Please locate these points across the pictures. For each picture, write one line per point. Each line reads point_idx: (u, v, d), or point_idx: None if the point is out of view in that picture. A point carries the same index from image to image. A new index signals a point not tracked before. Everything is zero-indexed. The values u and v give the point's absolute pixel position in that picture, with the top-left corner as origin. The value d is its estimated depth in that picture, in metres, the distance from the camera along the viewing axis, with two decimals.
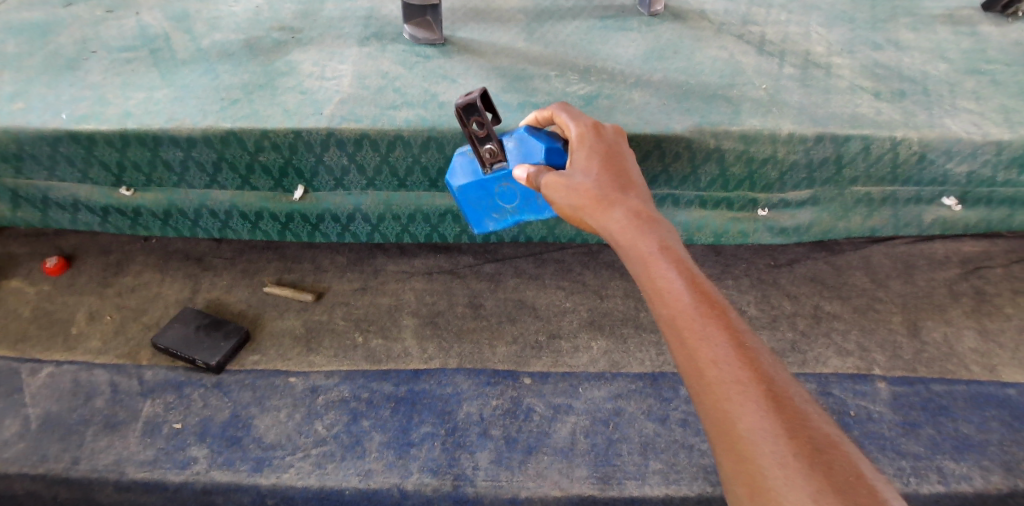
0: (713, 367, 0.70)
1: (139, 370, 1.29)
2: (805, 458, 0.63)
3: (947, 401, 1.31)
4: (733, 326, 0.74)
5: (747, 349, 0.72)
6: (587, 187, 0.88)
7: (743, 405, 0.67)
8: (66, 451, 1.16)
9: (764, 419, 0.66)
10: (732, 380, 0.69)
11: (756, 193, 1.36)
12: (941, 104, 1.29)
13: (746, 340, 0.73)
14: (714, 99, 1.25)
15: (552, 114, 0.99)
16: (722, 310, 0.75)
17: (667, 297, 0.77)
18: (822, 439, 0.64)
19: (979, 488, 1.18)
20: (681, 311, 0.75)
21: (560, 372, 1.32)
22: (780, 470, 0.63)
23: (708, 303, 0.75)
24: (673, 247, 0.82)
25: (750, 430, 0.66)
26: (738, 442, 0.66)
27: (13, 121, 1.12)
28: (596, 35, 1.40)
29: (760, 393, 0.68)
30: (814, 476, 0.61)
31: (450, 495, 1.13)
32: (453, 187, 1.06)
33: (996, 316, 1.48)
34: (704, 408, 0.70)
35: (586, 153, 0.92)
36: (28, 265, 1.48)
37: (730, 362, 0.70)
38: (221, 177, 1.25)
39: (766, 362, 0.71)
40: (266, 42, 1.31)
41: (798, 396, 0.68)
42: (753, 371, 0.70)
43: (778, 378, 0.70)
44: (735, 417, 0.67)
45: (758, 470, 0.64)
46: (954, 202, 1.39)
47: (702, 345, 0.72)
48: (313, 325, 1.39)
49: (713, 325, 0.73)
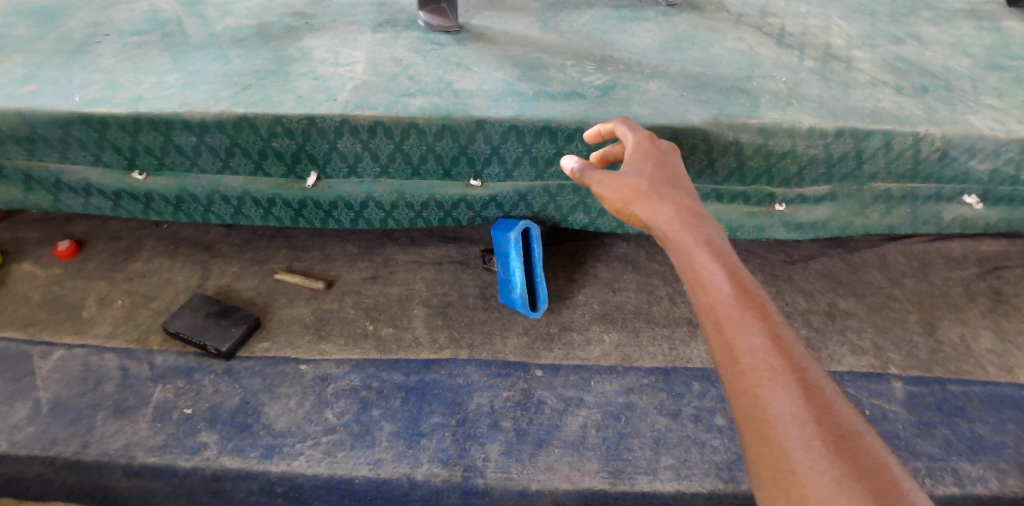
0: (748, 354, 0.69)
1: (149, 356, 1.28)
2: (831, 443, 0.61)
3: (963, 402, 1.30)
4: (769, 316, 0.73)
5: (780, 339, 0.70)
6: (639, 183, 0.91)
7: (773, 390, 0.66)
8: (76, 435, 1.16)
9: (794, 405, 0.64)
10: (765, 366, 0.68)
11: (773, 187, 1.34)
12: (964, 100, 1.26)
13: (781, 331, 0.72)
14: (732, 91, 1.23)
15: (612, 127, 1.04)
16: (759, 301, 0.74)
17: (707, 283, 0.77)
18: (849, 428, 0.63)
19: (995, 491, 1.17)
20: (720, 296, 0.75)
21: (571, 365, 1.31)
22: (805, 453, 0.61)
23: (746, 292, 0.75)
24: (716, 241, 0.83)
25: (778, 414, 0.64)
26: (765, 425, 0.64)
27: (25, 104, 1.11)
28: (612, 25, 1.38)
29: (792, 381, 0.66)
30: (839, 461, 0.59)
31: (459, 487, 1.12)
32: (493, 230, 1.34)
33: (1014, 317, 1.46)
34: (733, 392, 0.68)
35: (641, 157, 0.97)
36: (38, 249, 1.48)
37: (765, 348, 0.69)
38: (234, 162, 1.24)
39: (800, 354, 0.70)
40: (278, 28, 1.30)
41: (827, 387, 0.67)
42: (785, 360, 0.68)
43: (808, 368, 0.68)
44: (766, 403, 0.65)
45: (784, 454, 0.62)
46: (975, 200, 1.36)
47: (738, 332, 0.71)
48: (323, 313, 1.38)
49: (750, 312, 0.73)
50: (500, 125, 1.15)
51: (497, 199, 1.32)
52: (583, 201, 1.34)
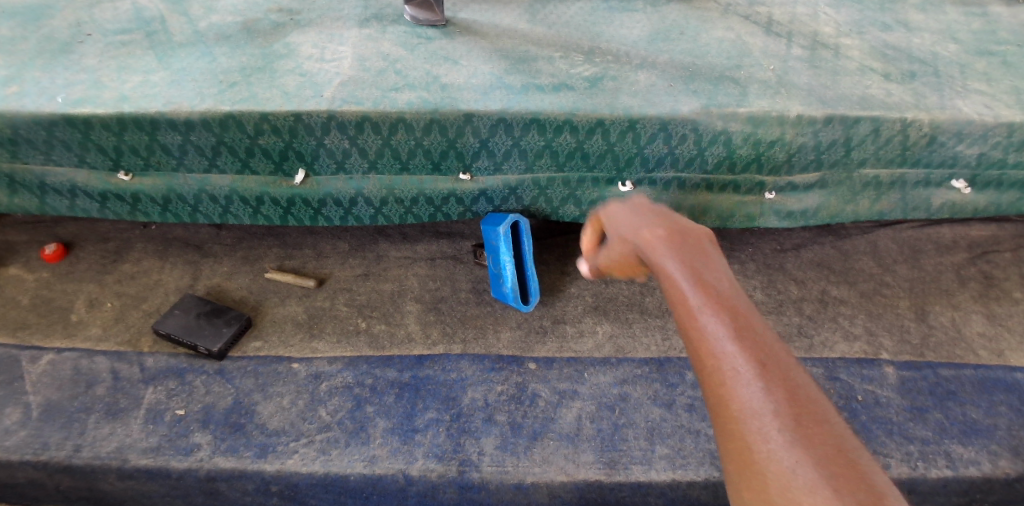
0: (711, 351, 0.65)
1: (140, 358, 1.27)
2: (791, 431, 0.58)
3: (955, 386, 1.30)
4: (734, 305, 0.68)
5: (746, 330, 0.65)
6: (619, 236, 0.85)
7: (734, 384, 0.62)
8: (68, 439, 1.15)
9: (758, 398, 0.61)
10: (727, 361, 0.64)
11: (764, 176, 1.32)
12: (952, 85, 1.27)
13: (747, 320, 0.66)
14: (721, 80, 1.23)
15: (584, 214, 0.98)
16: (725, 290, 0.69)
17: (669, 280, 0.72)
18: (814, 416, 0.59)
19: (987, 473, 1.18)
20: (680, 292, 0.70)
21: (565, 358, 1.31)
22: (765, 446, 0.58)
23: (710, 284, 0.70)
24: (682, 244, 0.76)
25: (740, 409, 0.61)
26: (730, 419, 0.61)
27: (8, 106, 1.10)
28: (600, 16, 1.37)
29: (757, 374, 0.62)
30: (798, 448, 0.57)
31: (455, 481, 1.12)
32: (482, 224, 1.34)
33: (1004, 301, 1.47)
34: (701, 387, 0.65)
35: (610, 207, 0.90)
36: (27, 252, 1.46)
37: (726, 342, 0.64)
38: (221, 161, 1.22)
39: (766, 341, 0.65)
40: (263, 24, 1.29)
41: (794, 376, 0.62)
42: (751, 351, 0.63)
43: (775, 356, 0.63)
44: (729, 397, 0.62)
45: (747, 446, 0.59)
46: (963, 185, 1.36)
47: (700, 328, 0.66)
48: (315, 311, 1.38)
49: (710, 303, 0.68)
50: (489, 119, 1.15)
51: (488, 193, 1.32)
52: (573, 193, 1.33)
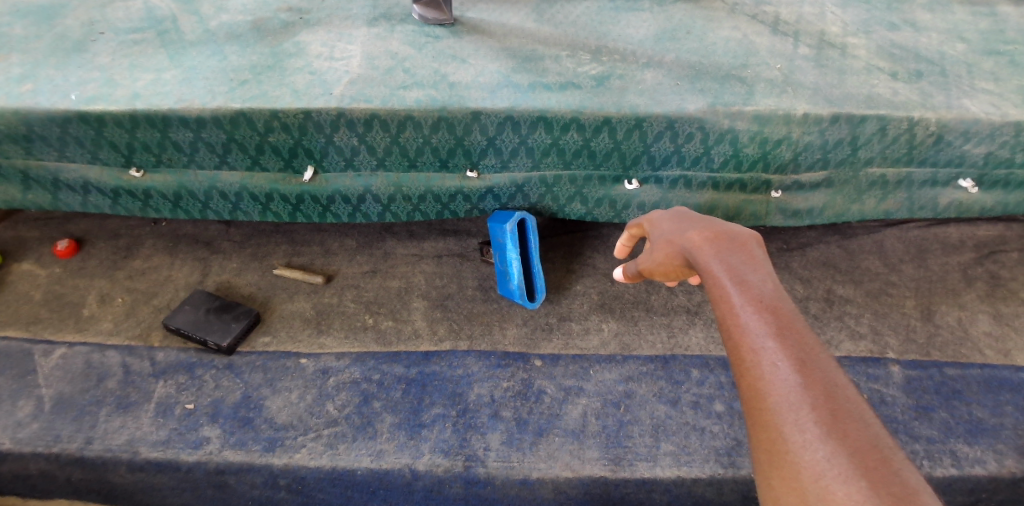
0: (750, 346, 0.70)
1: (150, 352, 1.29)
2: (825, 423, 0.62)
3: (961, 385, 1.30)
4: (778, 309, 0.72)
5: (788, 331, 0.70)
6: (664, 239, 0.92)
7: (774, 377, 0.66)
8: (79, 432, 1.16)
9: (792, 391, 0.65)
10: (768, 356, 0.68)
11: (770, 175, 1.32)
12: (959, 84, 1.27)
13: (788, 322, 0.71)
14: (727, 78, 1.23)
15: (631, 223, 1.06)
16: (769, 295, 0.74)
17: (716, 284, 0.78)
18: (848, 412, 0.63)
19: (993, 472, 1.18)
20: (725, 295, 0.75)
21: (570, 355, 1.32)
22: (799, 434, 0.62)
23: (754, 289, 0.75)
24: (727, 248, 0.82)
25: (778, 400, 0.65)
26: (764, 410, 0.66)
27: (22, 103, 1.12)
28: (607, 15, 1.38)
29: (793, 369, 0.66)
30: (830, 440, 0.60)
31: (461, 476, 1.13)
32: (488, 222, 1.35)
33: (1011, 301, 1.46)
34: (738, 381, 0.69)
35: (662, 219, 0.98)
36: (38, 248, 1.48)
37: (767, 340, 0.69)
38: (231, 158, 1.24)
39: (805, 342, 0.69)
40: (273, 24, 1.30)
41: (831, 376, 0.66)
42: (789, 349, 0.68)
43: (814, 356, 0.68)
44: (764, 389, 0.66)
45: (780, 435, 0.63)
46: (970, 184, 1.35)
47: (741, 326, 0.72)
48: (323, 307, 1.39)
49: (754, 305, 0.73)
50: (496, 116, 1.16)
51: (495, 191, 1.33)
52: (579, 191, 1.34)
